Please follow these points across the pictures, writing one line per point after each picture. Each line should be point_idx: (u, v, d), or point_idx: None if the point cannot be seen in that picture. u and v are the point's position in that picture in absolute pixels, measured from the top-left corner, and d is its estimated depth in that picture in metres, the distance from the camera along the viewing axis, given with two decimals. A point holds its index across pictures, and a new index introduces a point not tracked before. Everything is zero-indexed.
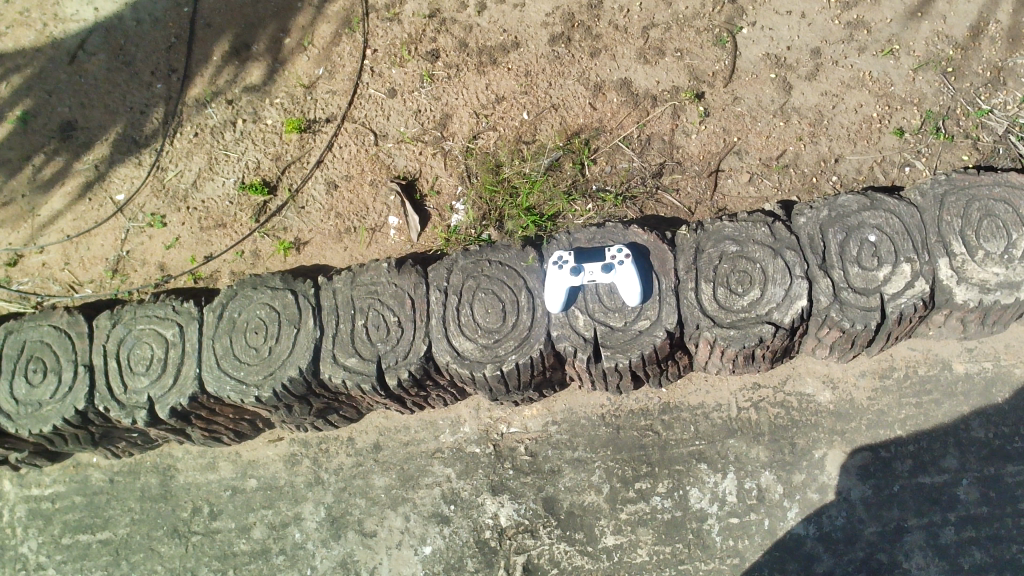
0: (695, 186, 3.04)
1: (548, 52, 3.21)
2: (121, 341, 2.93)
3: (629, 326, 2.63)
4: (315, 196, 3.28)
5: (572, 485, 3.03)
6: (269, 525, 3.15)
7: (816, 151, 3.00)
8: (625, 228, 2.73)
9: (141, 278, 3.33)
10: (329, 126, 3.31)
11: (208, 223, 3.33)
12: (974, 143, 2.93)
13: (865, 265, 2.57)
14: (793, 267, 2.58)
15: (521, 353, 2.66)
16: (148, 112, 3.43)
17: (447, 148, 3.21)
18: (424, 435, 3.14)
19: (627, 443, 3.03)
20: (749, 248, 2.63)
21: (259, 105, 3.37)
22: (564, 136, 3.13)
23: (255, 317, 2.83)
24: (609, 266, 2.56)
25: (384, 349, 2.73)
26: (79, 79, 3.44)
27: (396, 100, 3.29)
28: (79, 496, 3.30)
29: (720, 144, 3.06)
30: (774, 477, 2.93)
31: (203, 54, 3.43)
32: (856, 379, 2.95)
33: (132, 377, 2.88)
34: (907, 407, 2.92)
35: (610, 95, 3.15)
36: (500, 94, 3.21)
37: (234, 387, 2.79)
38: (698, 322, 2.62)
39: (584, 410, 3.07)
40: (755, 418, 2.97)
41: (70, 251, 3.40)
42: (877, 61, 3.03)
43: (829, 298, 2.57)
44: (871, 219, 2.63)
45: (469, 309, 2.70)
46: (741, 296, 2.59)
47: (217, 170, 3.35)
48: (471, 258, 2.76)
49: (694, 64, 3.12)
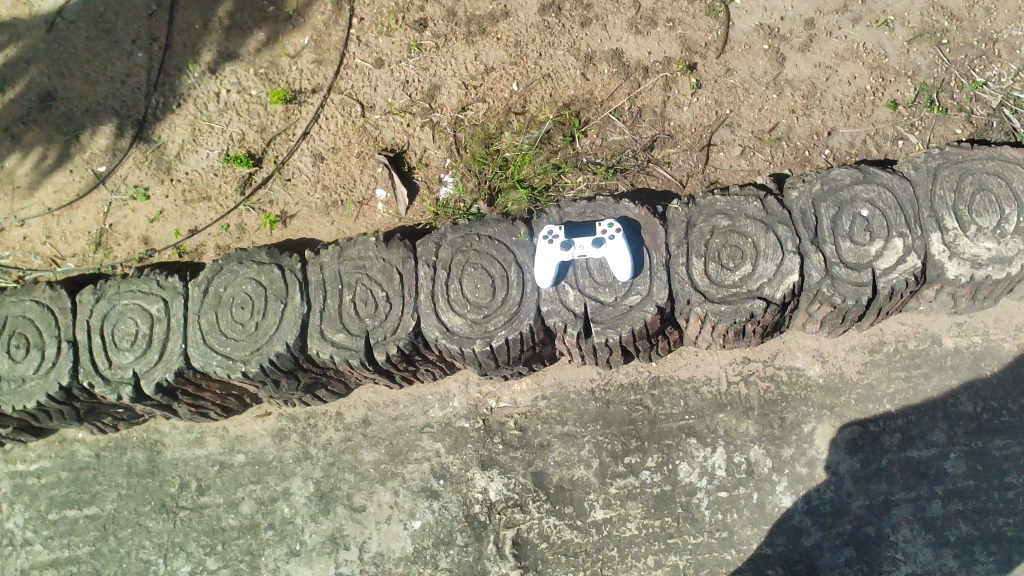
0: (686, 160, 2.99)
1: (538, 21, 3.14)
2: (105, 317, 2.86)
3: (620, 301, 2.61)
4: (301, 169, 3.20)
5: (562, 459, 3.03)
6: (257, 500, 3.14)
7: (809, 124, 2.96)
8: (616, 202, 2.71)
9: (125, 252, 3.24)
10: (315, 96, 3.23)
11: (192, 196, 3.23)
12: (968, 116, 2.90)
13: (857, 240, 2.57)
14: (785, 242, 2.57)
15: (511, 328, 2.64)
16: (129, 82, 3.31)
17: (436, 120, 3.14)
18: (414, 410, 3.13)
19: (617, 417, 3.03)
20: (741, 222, 2.62)
21: (243, 75, 3.27)
22: (555, 108, 3.07)
23: (242, 291, 2.78)
24: (600, 241, 2.55)
25: (373, 324, 2.70)
26: (57, 48, 3.34)
27: (383, 71, 3.20)
28: (65, 472, 3.27)
29: (712, 117, 3.01)
30: (763, 452, 2.94)
31: (186, 22, 3.32)
32: (846, 354, 2.96)
33: (117, 353, 2.81)
34: (896, 381, 2.93)
35: (601, 66, 3.09)
36: (489, 64, 3.14)
37: (220, 363, 2.75)
38: (689, 298, 2.60)
39: (573, 385, 3.07)
40: (745, 393, 2.98)
41: (51, 225, 3.30)
42: (871, 33, 2.99)
43: (821, 273, 2.56)
44: (864, 193, 2.61)
45: (458, 284, 2.68)
46: (733, 271, 2.58)
47: (201, 142, 3.25)
48: (460, 232, 2.74)
49: (686, 35, 3.07)
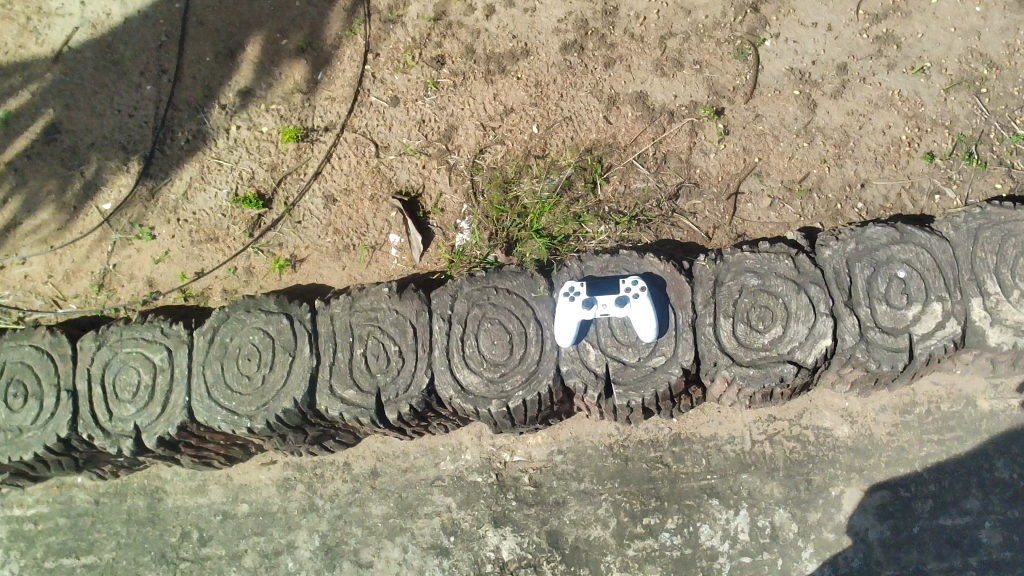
0: (713, 210, 2.88)
1: (560, 61, 3.02)
2: (106, 365, 2.74)
3: (643, 362, 2.50)
4: (312, 211, 3.08)
5: (578, 518, 2.92)
6: (261, 553, 3.03)
7: (842, 175, 2.84)
8: (640, 255, 2.59)
9: (128, 294, 3.13)
10: (328, 135, 3.11)
11: (199, 237, 3.13)
12: (1009, 170, 2.79)
13: (893, 303, 2.45)
14: (817, 304, 2.46)
15: (529, 389, 2.53)
16: (137, 116, 3.20)
17: (453, 162, 3.02)
18: (425, 461, 3.02)
19: (636, 475, 2.92)
20: (772, 282, 2.50)
21: (254, 111, 3.15)
22: (577, 152, 2.95)
23: (249, 342, 2.67)
24: (624, 299, 2.45)
25: (385, 380, 2.59)
26: (64, 79, 3.23)
27: (399, 109, 3.08)
28: (63, 518, 3.16)
29: (740, 164, 2.90)
30: (789, 516, 2.83)
31: (195, 54, 3.20)
32: (876, 415, 2.84)
33: (118, 405, 2.70)
34: (928, 444, 2.81)
35: (624, 109, 2.97)
36: (509, 105, 3.02)
37: (225, 418, 2.64)
38: (716, 360, 2.49)
39: (590, 439, 2.96)
40: (770, 453, 2.87)
41: (53, 263, 3.19)
42: (907, 80, 2.87)
43: (855, 338, 2.45)
44: (901, 253, 2.50)
45: (474, 340, 2.57)
46: (763, 333, 2.47)
47: (209, 180, 3.14)
48: (477, 284, 2.61)
49: (713, 78, 2.95)
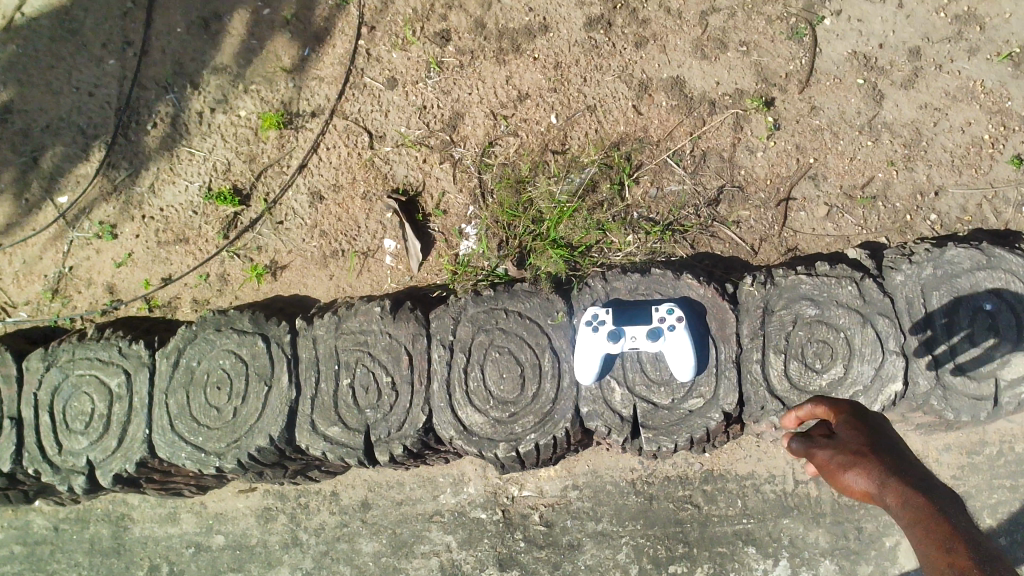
0: (760, 220, 2.51)
1: (584, 38, 2.59)
2: (55, 389, 2.39)
3: (677, 405, 2.14)
4: (295, 210, 2.71)
5: (595, 563, 2.58)
6: None
7: (911, 180, 2.47)
8: (676, 275, 2.19)
9: (87, 302, 2.79)
10: (315, 121, 2.70)
11: (167, 238, 2.76)
12: None
13: (977, 341, 2.08)
14: (887, 340, 2.08)
15: (542, 432, 2.17)
16: (97, 94, 2.77)
17: (457, 156, 2.62)
18: (422, 493, 2.66)
19: (661, 516, 2.56)
20: (832, 312, 2.12)
21: (231, 92, 2.74)
22: (601, 148, 2.55)
23: (218, 368, 2.30)
24: (657, 332, 2.05)
25: (375, 417, 2.23)
26: (16, 51, 2.78)
27: (397, 93, 2.67)
28: (18, 546, 2.82)
29: (793, 165, 2.50)
30: (835, 568, 2.51)
31: (164, 23, 2.76)
32: (939, 455, 2.46)
33: (68, 437, 2.36)
34: (999, 490, 2.45)
35: (658, 97, 2.55)
36: (523, 90, 2.61)
37: (190, 455, 2.29)
38: (764, 404, 2.12)
39: (610, 474, 2.58)
40: (816, 495, 2.52)
41: (3, 262, 2.81)
42: (991, 68, 2.45)
43: (931, 382, 2.07)
44: (987, 281, 2.11)
45: (479, 373, 2.20)
46: (820, 373, 2.10)
47: (179, 172, 2.75)
48: (483, 306, 2.23)
49: (762, 62, 2.52)
